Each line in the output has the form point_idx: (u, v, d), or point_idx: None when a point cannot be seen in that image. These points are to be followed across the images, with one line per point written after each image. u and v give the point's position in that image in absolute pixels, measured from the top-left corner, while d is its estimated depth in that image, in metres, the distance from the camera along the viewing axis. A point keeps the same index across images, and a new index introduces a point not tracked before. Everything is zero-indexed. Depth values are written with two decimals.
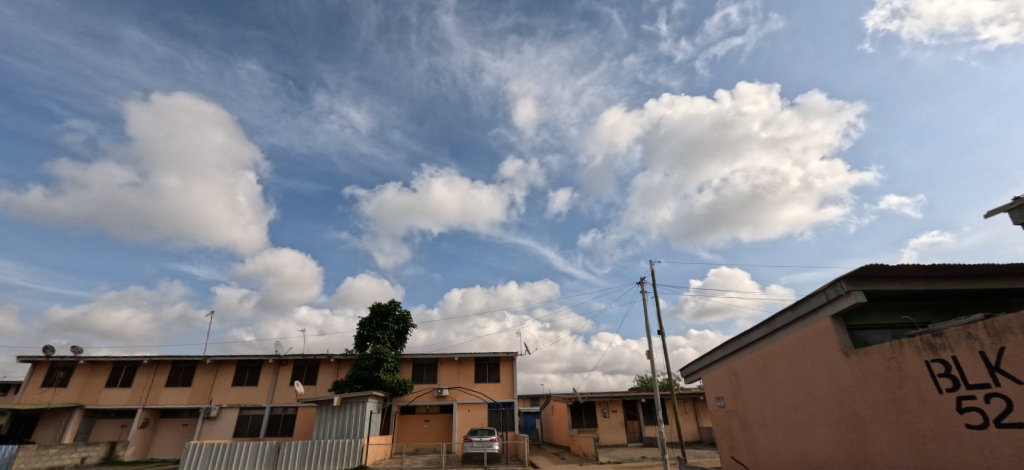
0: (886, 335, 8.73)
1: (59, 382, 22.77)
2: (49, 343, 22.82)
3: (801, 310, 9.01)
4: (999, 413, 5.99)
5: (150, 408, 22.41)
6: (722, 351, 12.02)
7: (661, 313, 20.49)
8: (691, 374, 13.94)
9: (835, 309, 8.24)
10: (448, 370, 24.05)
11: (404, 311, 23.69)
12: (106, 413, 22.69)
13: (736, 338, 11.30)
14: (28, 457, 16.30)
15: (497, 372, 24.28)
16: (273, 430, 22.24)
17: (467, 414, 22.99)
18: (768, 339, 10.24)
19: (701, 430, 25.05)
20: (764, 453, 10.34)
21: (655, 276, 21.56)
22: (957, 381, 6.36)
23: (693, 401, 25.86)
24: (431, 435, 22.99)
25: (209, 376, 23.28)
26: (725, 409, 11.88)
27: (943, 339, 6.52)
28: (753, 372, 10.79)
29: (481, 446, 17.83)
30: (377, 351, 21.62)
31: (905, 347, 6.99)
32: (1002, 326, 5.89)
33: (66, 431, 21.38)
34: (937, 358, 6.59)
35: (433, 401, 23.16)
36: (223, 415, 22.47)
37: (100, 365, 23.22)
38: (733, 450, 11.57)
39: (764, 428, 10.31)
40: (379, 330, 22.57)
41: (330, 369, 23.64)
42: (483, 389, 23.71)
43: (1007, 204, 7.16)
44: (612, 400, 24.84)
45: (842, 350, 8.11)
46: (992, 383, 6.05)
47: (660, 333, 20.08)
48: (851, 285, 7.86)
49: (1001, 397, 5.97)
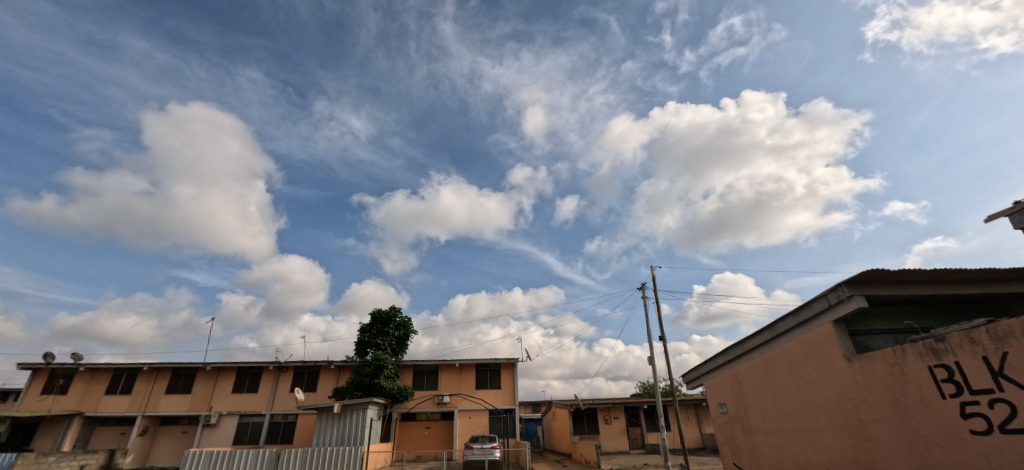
0: (888, 340, 8.65)
1: (59, 389, 22.76)
2: (49, 351, 22.74)
3: (802, 316, 8.98)
4: (1003, 419, 5.92)
5: (150, 415, 22.37)
6: (723, 357, 12.00)
7: (661, 318, 20.07)
8: (692, 381, 13.96)
9: (837, 314, 8.19)
10: (448, 377, 23.95)
11: (404, 318, 23.64)
12: (106, 420, 22.63)
13: (736, 345, 11.30)
14: (27, 464, 16.20)
15: (498, 379, 24.17)
16: (273, 437, 22.13)
17: (467, 422, 22.81)
18: (768, 345, 10.21)
19: (703, 437, 24.91)
20: (767, 459, 10.27)
21: (655, 280, 21.27)
22: (960, 386, 6.28)
23: (695, 408, 25.73)
24: (432, 442, 22.80)
25: (209, 383, 23.23)
26: (728, 415, 11.82)
27: (945, 344, 6.46)
28: (754, 379, 10.74)
29: (482, 453, 17.65)
30: (377, 357, 21.51)
31: (908, 352, 6.91)
32: (1004, 330, 5.84)
33: (66, 439, 21.32)
34: (939, 363, 6.52)
35: (433, 408, 23.03)
36: (223, 422, 22.39)
37: (100, 372, 23.21)
38: (734, 455, 11.51)
39: (767, 434, 10.22)
40: (379, 337, 22.44)
41: (330, 375, 23.63)
42: (483, 396, 23.56)
43: (1007, 208, 7.12)
44: (614, 407, 24.73)
45: (844, 355, 8.07)
46: (997, 388, 5.97)
47: (660, 339, 20.04)
48: (852, 289, 7.80)
49: (1005, 403, 5.89)
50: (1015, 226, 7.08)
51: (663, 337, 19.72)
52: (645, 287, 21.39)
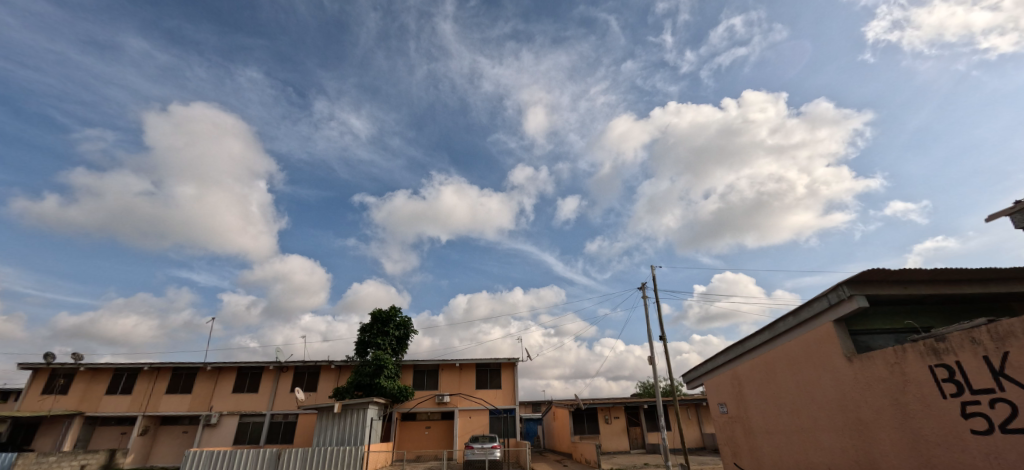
0: (888, 340, 8.63)
1: (60, 389, 22.77)
2: (50, 351, 22.78)
3: (802, 315, 8.97)
4: (1003, 418, 5.91)
5: (150, 415, 22.37)
6: (723, 357, 11.99)
7: (661, 317, 20.34)
8: (693, 381, 13.95)
9: (837, 313, 8.19)
10: (448, 377, 23.95)
11: (404, 318, 23.65)
12: (106, 420, 22.63)
13: (736, 344, 11.30)
14: (27, 464, 16.20)
15: (498, 379, 24.17)
16: (274, 437, 22.14)
17: (468, 422, 22.80)
18: (768, 344, 10.21)
19: (704, 437, 24.93)
20: (766, 459, 10.28)
21: (655, 280, 21.56)
22: (961, 385, 6.27)
23: (695, 407, 25.74)
24: (432, 442, 22.79)
25: (209, 383, 23.23)
26: (728, 415, 11.80)
27: (946, 344, 6.45)
28: (755, 378, 10.73)
29: (482, 453, 17.64)
30: (377, 357, 21.51)
31: (908, 352, 6.91)
32: (1005, 330, 5.83)
33: (66, 439, 21.34)
34: (940, 363, 6.51)
35: (433, 407, 23.04)
36: (223, 422, 22.40)
37: (100, 372, 23.22)
38: (735, 455, 11.50)
39: (767, 434, 10.21)
40: (379, 337, 22.45)
41: (330, 375, 23.65)
42: (483, 396, 23.55)
43: (1008, 208, 7.11)
44: (615, 407, 24.72)
45: (844, 355, 8.06)
46: (997, 388, 5.97)
47: (660, 338, 20.02)
48: (852, 289, 7.79)
49: (1006, 403, 5.87)
50: (1016, 225, 7.07)
51: (663, 337, 19.71)
52: (645, 287, 21.56)
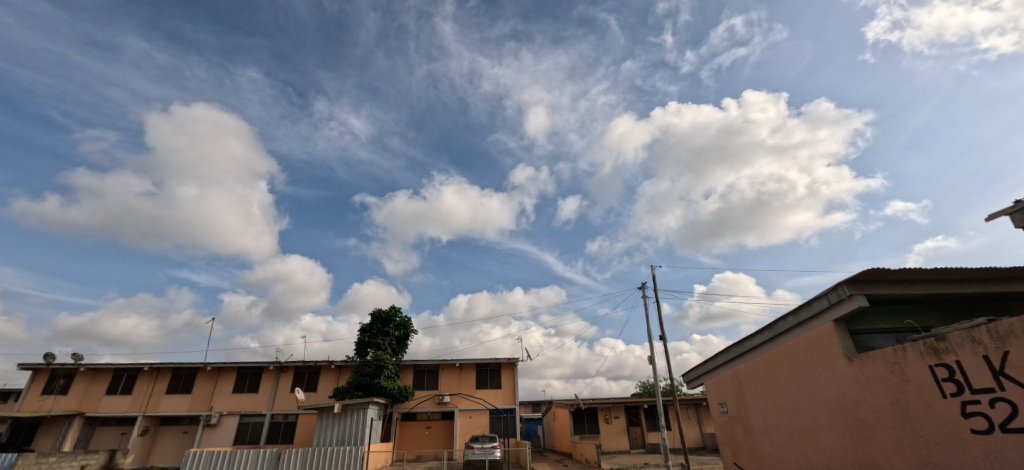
0: (888, 340, 8.62)
1: (60, 389, 22.77)
2: (50, 351, 22.79)
3: (802, 315, 8.97)
4: (1004, 418, 5.91)
5: (150, 415, 22.37)
6: (724, 356, 11.98)
7: (661, 317, 20.18)
8: (693, 380, 13.94)
9: (837, 313, 8.18)
10: (448, 377, 23.95)
11: (404, 318, 23.64)
12: (106, 420, 22.63)
13: (737, 344, 11.29)
14: (27, 464, 16.17)
15: (498, 378, 24.16)
16: (274, 437, 22.13)
17: (468, 421, 22.80)
18: (769, 344, 10.19)
19: (704, 436, 24.93)
20: (767, 458, 10.27)
21: (655, 279, 21.35)
22: (961, 385, 6.26)
23: (696, 407, 25.74)
24: (432, 442, 22.79)
25: (209, 383, 23.23)
26: (728, 414, 11.79)
27: (946, 343, 6.44)
28: (755, 378, 10.72)
29: (483, 453, 17.64)
30: (377, 357, 21.51)
31: (908, 352, 6.90)
32: (1005, 330, 5.82)
33: (66, 439, 21.35)
34: (940, 362, 6.50)
35: (433, 407, 23.03)
36: (223, 423, 22.40)
37: (100, 373, 23.22)
38: (735, 455, 11.49)
39: (767, 433, 10.19)
40: (379, 337, 22.44)
41: (330, 375, 23.65)
42: (483, 396, 23.55)
43: (1008, 208, 7.10)
44: (615, 407, 24.70)
45: (844, 354, 8.04)
46: (997, 388, 5.96)
47: (660, 338, 19.98)
48: (852, 289, 7.78)
49: (1006, 403, 5.87)
50: (1016, 224, 7.05)
51: (663, 337, 19.67)
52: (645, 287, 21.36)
